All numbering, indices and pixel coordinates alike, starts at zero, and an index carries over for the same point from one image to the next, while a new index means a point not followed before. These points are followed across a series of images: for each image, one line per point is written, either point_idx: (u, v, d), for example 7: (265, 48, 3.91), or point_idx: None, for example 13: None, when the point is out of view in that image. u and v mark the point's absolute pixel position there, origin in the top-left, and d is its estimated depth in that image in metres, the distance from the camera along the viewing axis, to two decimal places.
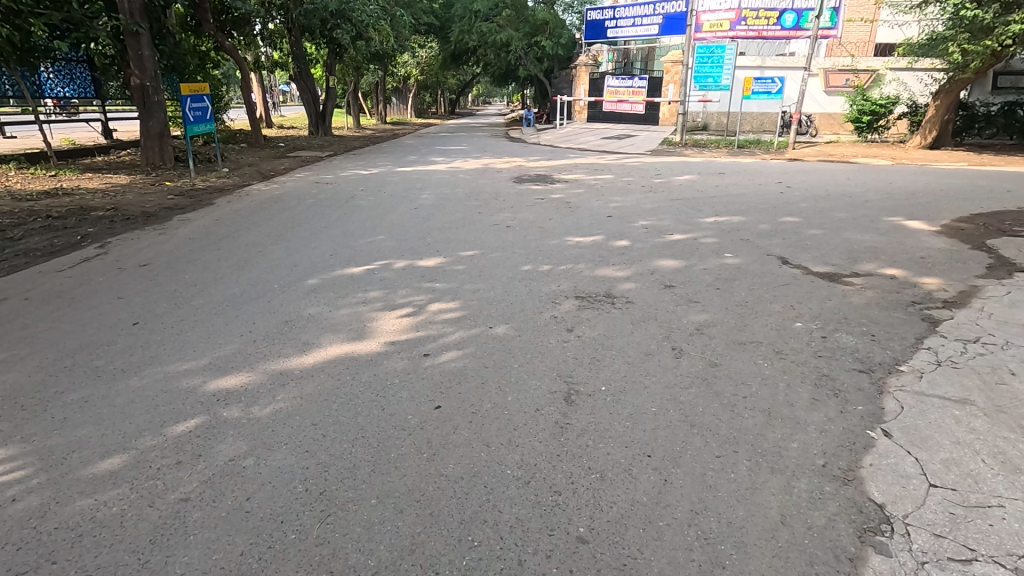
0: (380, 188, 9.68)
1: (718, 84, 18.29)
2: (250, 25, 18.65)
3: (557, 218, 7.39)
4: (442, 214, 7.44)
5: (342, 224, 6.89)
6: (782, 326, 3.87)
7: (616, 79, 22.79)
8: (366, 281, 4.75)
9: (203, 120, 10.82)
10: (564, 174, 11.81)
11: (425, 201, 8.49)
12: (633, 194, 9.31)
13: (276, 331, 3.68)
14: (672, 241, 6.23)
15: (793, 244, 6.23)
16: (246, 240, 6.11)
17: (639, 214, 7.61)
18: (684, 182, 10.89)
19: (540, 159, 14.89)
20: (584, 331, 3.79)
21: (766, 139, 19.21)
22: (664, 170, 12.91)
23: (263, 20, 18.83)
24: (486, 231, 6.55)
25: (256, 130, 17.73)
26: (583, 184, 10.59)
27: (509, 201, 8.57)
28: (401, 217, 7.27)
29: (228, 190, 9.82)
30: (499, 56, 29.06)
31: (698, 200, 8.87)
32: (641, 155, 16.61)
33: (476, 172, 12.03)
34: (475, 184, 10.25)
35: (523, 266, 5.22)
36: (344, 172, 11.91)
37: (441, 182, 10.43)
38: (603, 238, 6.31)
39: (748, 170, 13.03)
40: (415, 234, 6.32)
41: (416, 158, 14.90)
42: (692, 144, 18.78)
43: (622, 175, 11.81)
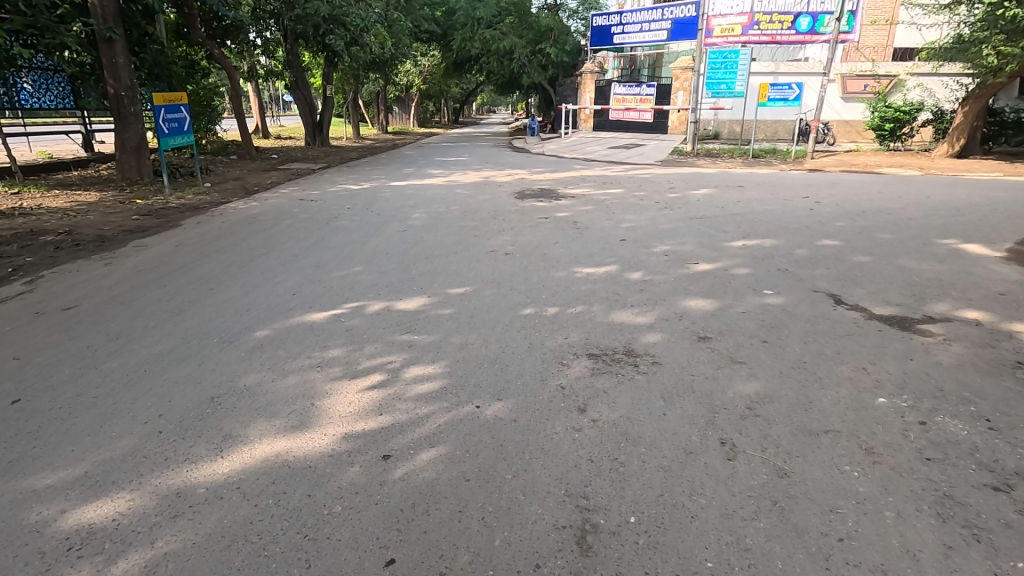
0: (369, 205, 8.84)
1: (732, 91, 17.20)
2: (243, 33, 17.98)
3: (562, 242, 6.50)
4: (433, 238, 6.57)
5: (317, 251, 6.01)
6: (862, 404, 2.94)
7: (623, 87, 21.96)
8: (330, 332, 3.85)
9: (179, 132, 10.02)
10: (570, 188, 10.93)
11: (417, 221, 7.63)
12: (647, 212, 8.40)
13: (191, 416, 2.78)
14: (698, 273, 5.32)
15: (841, 275, 5.32)
16: (200, 273, 5.24)
17: (656, 237, 6.71)
18: (701, 197, 9.98)
19: (543, 170, 14.03)
20: (600, 412, 2.88)
21: (782, 148, 18.29)
22: (677, 183, 12.04)
23: (257, 28, 18.17)
24: (482, 259, 5.66)
25: (247, 141, 16.97)
26: (590, 199, 9.72)
27: (510, 221, 7.70)
28: (386, 241, 6.41)
29: (202, 209, 8.98)
30: (501, 64, 28.30)
31: (720, 218, 7.96)
32: (650, 165, 15.74)
33: (475, 186, 11.17)
34: (473, 201, 9.38)
35: (523, 309, 4.31)
36: (333, 187, 11.08)
37: (436, 198, 9.58)
38: (617, 269, 5.40)
39: (767, 182, 12.15)
40: (399, 264, 5.43)
41: (413, 170, 14.07)
42: (704, 154, 17.88)
43: (632, 189, 10.94)
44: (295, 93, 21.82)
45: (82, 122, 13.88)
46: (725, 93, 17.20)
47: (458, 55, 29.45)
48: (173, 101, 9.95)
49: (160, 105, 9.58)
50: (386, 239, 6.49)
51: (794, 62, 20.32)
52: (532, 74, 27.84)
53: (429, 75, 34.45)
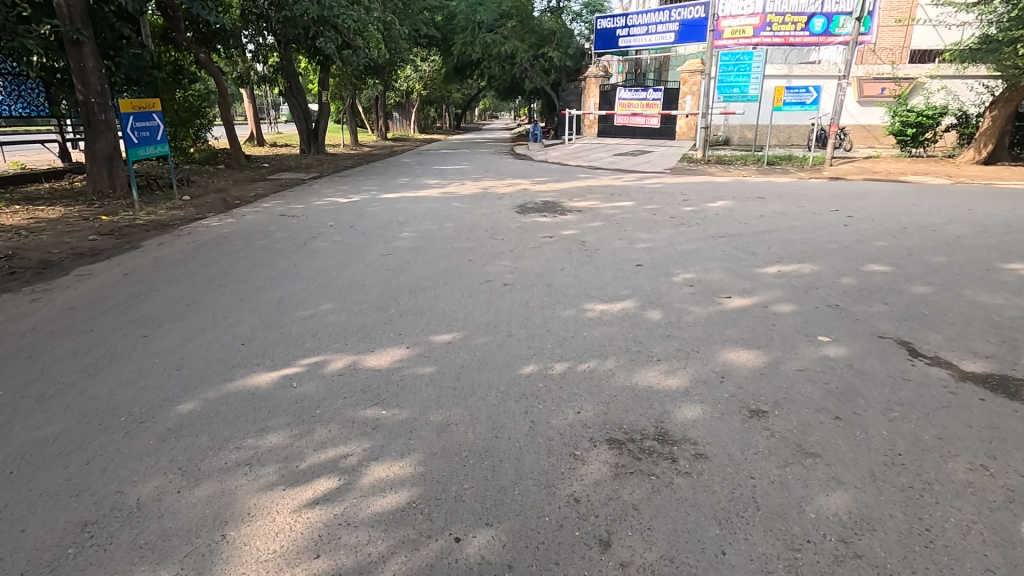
0: (354, 222, 8.01)
1: (745, 94, 16.39)
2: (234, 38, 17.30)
3: (570, 268, 5.66)
4: (422, 264, 5.74)
5: (285, 281, 5.17)
6: (1003, 536, 2.07)
7: (629, 91, 21.17)
8: (274, 403, 3.00)
9: (150, 143, 9.22)
10: (576, 200, 10.10)
11: (406, 241, 6.80)
12: (661, 229, 7.56)
13: (44, 562, 1.94)
14: (733, 310, 4.45)
15: (904, 312, 4.44)
16: (138, 312, 4.40)
17: (677, 261, 5.87)
18: (719, 210, 9.13)
19: (547, 180, 13.20)
20: (633, 553, 2.01)
21: (798, 154, 17.46)
22: (689, 193, 11.21)
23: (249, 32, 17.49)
24: (475, 293, 4.82)
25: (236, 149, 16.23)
26: (598, 213, 8.89)
27: (511, 241, 6.87)
28: (367, 268, 5.57)
29: (172, 226, 8.17)
30: (503, 68, 27.55)
31: (745, 237, 7.11)
32: (660, 174, 14.91)
33: (472, 198, 10.35)
34: (471, 216, 8.54)
35: (523, 366, 3.47)
36: (320, 200, 10.27)
37: (430, 213, 8.77)
38: (635, 305, 4.54)
39: (785, 192, 11.32)
40: (377, 301, 4.59)
41: (407, 180, 13.26)
42: (716, 161, 17.03)
43: (642, 201, 10.11)
44: (290, 99, 21.11)
45: (58, 131, 13.13)
46: (737, 97, 16.37)
47: (459, 60, 28.72)
48: (144, 109, 9.15)
49: (128, 113, 8.77)
50: (369, 266, 5.66)
51: (807, 65, 19.59)
52: (535, 79, 27.09)
53: (430, 80, 33.78)
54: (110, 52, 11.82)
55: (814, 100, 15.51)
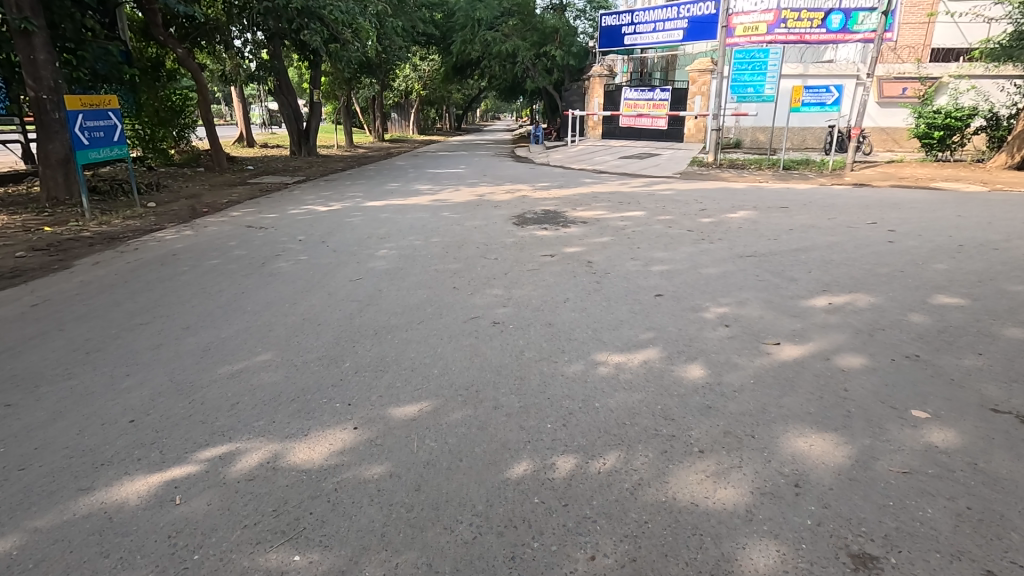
0: (328, 235, 7.03)
1: (760, 95, 15.30)
2: (220, 35, 16.35)
3: (574, 299, 4.67)
4: (396, 293, 4.75)
5: (223, 317, 4.18)
6: None
7: (635, 91, 20.23)
8: (136, 539, 2.00)
9: (103, 144, 8.27)
10: (581, 210, 9.11)
11: (383, 261, 5.82)
12: (679, 246, 6.57)
13: None
14: (786, 364, 3.45)
15: (1009, 368, 3.42)
16: (19, 364, 3.42)
17: (705, 291, 4.87)
18: (742, 222, 8.13)
19: (550, 185, 12.21)
20: None
21: (816, 158, 16.45)
22: (704, 201, 10.22)
23: (236, 31, 16.60)
24: (457, 337, 3.82)
25: (218, 151, 15.29)
26: (605, 226, 7.91)
27: (506, 262, 5.88)
28: (329, 299, 4.59)
29: (121, 239, 7.20)
30: (504, 68, 26.58)
31: (778, 257, 6.11)
32: (669, 179, 13.92)
33: (466, 206, 9.38)
34: (463, 228, 7.57)
35: (511, 464, 2.47)
36: (297, 208, 9.28)
37: (416, 224, 7.81)
38: (659, 357, 3.54)
39: (809, 200, 10.31)
40: (331, 349, 3.60)
41: (397, 185, 12.28)
42: (729, 165, 16.03)
43: (654, 211, 9.11)
44: (280, 99, 20.15)
45: (21, 131, 12.17)
46: (752, 97, 15.29)
47: (458, 60, 27.71)
48: (97, 106, 8.16)
49: (76, 111, 7.78)
50: (332, 295, 4.68)
51: (823, 64, 18.60)
52: (537, 78, 26.08)
53: (429, 80, 32.86)
54: (71, 45, 10.85)
55: (835, 101, 14.42)
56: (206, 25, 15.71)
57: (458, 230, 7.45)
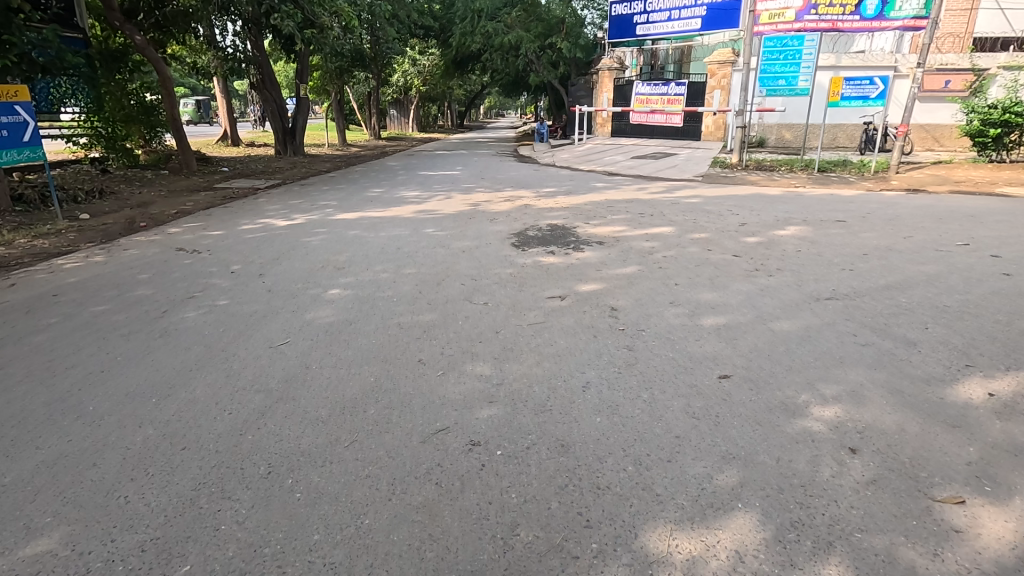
0: (271, 265, 5.46)
1: (793, 87, 13.54)
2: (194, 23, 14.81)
3: (598, 387, 3.07)
4: (334, 374, 3.18)
5: (33, 431, 2.61)
6: None
7: (647, 84, 19.00)
8: None
9: (5, 144, 6.72)
10: (595, 225, 7.50)
11: (331, 307, 4.26)
12: (730, 282, 4.95)
13: None
14: (1006, 571, 1.85)
15: None
16: None
17: (793, 369, 3.26)
18: (797, 243, 6.52)
19: (557, 191, 10.62)
20: None
21: (854, 159, 14.75)
22: (741, 212, 8.62)
23: (213, 22, 15.12)
24: (408, 485, 2.25)
25: (186, 151, 13.76)
26: (626, 247, 6.32)
27: (499, 308, 4.30)
28: (222, 388, 3.01)
29: (9, 266, 5.65)
30: (506, 61, 24.88)
31: (870, 301, 4.50)
32: (692, 183, 12.28)
33: (456, 220, 7.80)
34: (448, 253, 6.01)
35: None
36: (252, 223, 7.70)
37: (390, 246, 6.25)
38: (765, 548, 1.94)
39: (866, 210, 8.68)
40: (176, 524, 2.03)
41: (381, 191, 10.68)
42: (756, 166, 14.38)
43: (684, 226, 7.50)
44: (262, 94, 18.59)
45: None
46: (783, 90, 13.61)
47: (458, 53, 26.06)
48: None
49: None
50: (234, 378, 3.11)
51: (857, 54, 16.84)
52: (541, 72, 24.37)
53: (429, 75, 31.33)
54: None
55: (880, 94, 12.69)
56: (177, 11, 14.17)
57: (442, 255, 5.90)
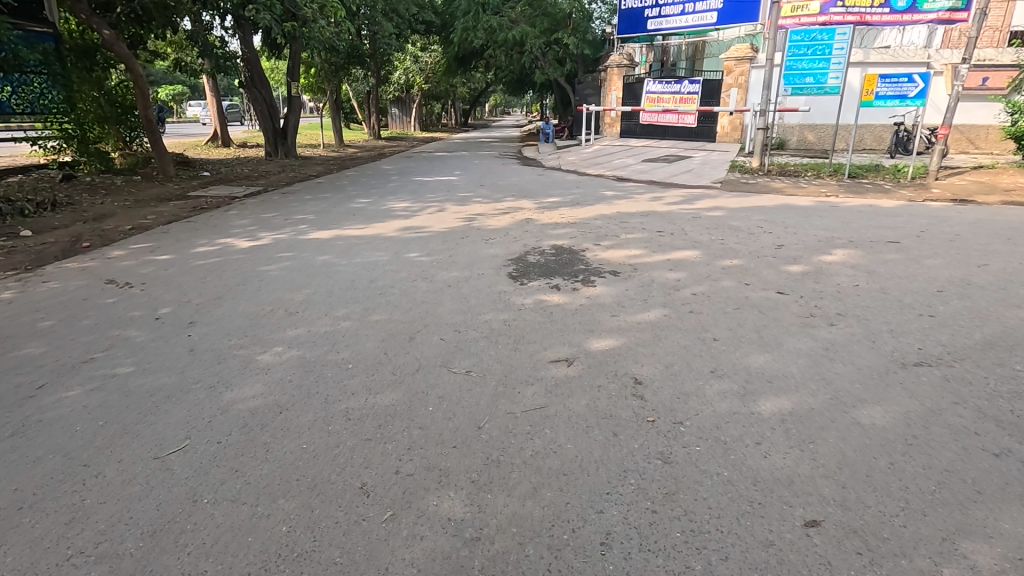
0: (208, 307, 4.42)
1: (821, 85, 12.38)
2: (178, 20, 13.89)
3: (623, 551, 2.02)
4: (229, 519, 2.13)
5: None
6: None
7: (659, 83, 17.93)
8: None
9: None
10: (608, 247, 6.45)
11: (263, 381, 3.22)
12: (784, 337, 3.89)
13: None
14: None
15: None
16: None
17: (912, 509, 2.21)
18: (853, 274, 5.45)
19: (563, 201, 9.55)
20: None
21: (887, 163, 13.63)
22: (773, 229, 7.56)
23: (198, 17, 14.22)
24: None
25: (162, 155, 12.76)
26: (645, 279, 5.27)
27: (487, 382, 3.25)
28: (49, 553, 1.97)
29: None
30: (510, 57, 23.70)
31: (977, 369, 3.41)
32: (712, 192, 11.21)
33: (446, 240, 6.76)
34: (431, 288, 4.97)
35: None
36: (210, 244, 6.68)
37: (363, 278, 5.23)
38: None
39: (917, 226, 7.58)
40: None
41: (368, 202, 9.63)
42: (779, 171, 13.28)
43: (710, 249, 6.44)
44: (251, 93, 17.53)
45: None
46: (811, 89, 12.43)
47: (460, 49, 24.91)
48: None
49: None
50: (77, 528, 2.08)
51: (886, 49, 15.72)
52: (547, 69, 23.19)
53: (431, 72, 30.33)
54: None
55: (919, 93, 11.50)
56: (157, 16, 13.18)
57: (423, 292, 4.86)
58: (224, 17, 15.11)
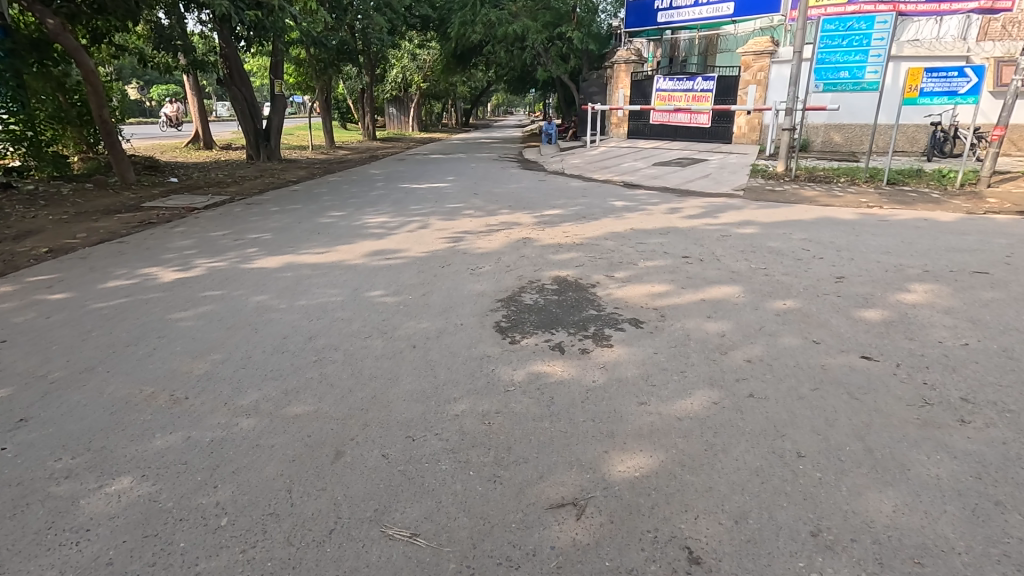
0: (65, 387, 3.12)
1: (858, 80, 11.04)
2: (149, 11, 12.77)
3: None
4: None
5: None
6: None
7: (669, 79, 16.59)
8: None
9: None
10: (625, 280, 5.14)
11: (61, 564, 1.92)
12: (903, 451, 2.57)
13: None
14: None
15: None
16: None
17: None
18: (954, 323, 4.11)
19: (567, 214, 8.23)
20: None
21: (927, 168, 12.29)
22: (821, 253, 6.22)
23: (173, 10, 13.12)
24: None
25: (121, 160, 11.49)
26: (678, 334, 3.95)
27: (440, 565, 1.95)
28: None
29: None
30: (511, 54, 22.34)
31: None
32: (736, 201, 9.87)
33: (422, 270, 5.44)
34: (388, 349, 3.65)
35: None
36: (128, 275, 5.37)
37: (303, 332, 3.93)
38: None
39: (997, 249, 6.24)
40: None
41: (341, 215, 8.31)
42: (807, 177, 11.89)
43: (753, 284, 5.10)
44: (231, 90, 16.37)
45: None
46: (846, 84, 11.12)
47: (458, 46, 23.54)
48: None
49: None
50: None
51: (920, 41, 14.43)
52: (550, 66, 21.86)
53: (429, 70, 29.03)
54: None
55: (972, 89, 10.19)
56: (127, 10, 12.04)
57: (375, 356, 3.55)
58: (203, 11, 14.01)
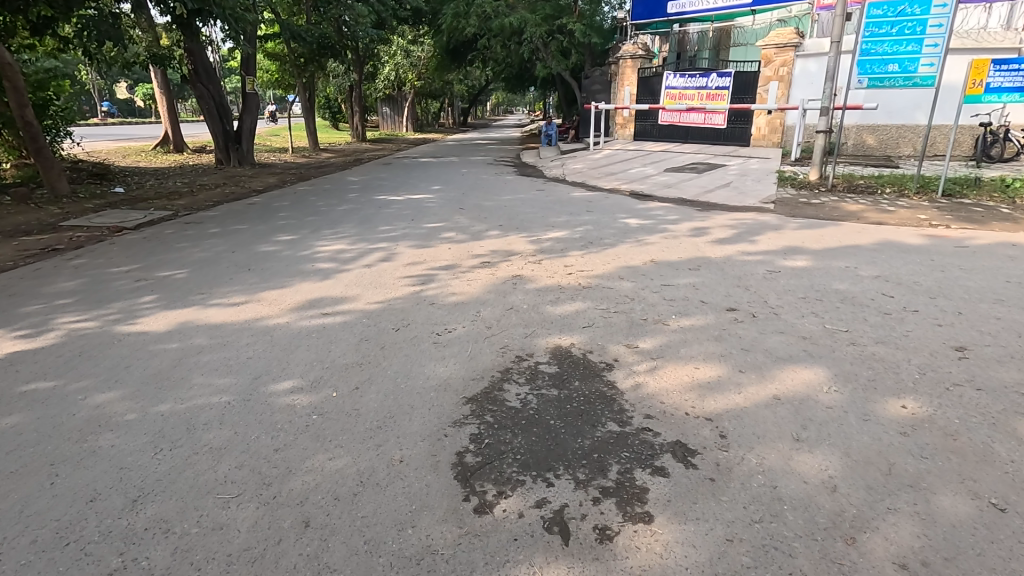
0: None
1: (910, 75, 9.43)
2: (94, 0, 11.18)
3: None
4: None
5: None
6: None
7: (680, 76, 15.05)
8: None
9: None
10: (655, 356, 3.58)
11: None
12: None
13: None
14: None
15: None
16: None
17: None
18: None
19: (569, 238, 6.66)
20: None
21: (980, 175, 10.76)
22: (912, 302, 4.63)
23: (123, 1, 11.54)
24: None
25: (53, 169, 10.01)
26: (760, 488, 2.35)
27: None
28: None
29: None
30: (508, 49, 20.40)
31: None
32: (772, 218, 8.29)
33: (366, 336, 3.86)
34: (258, 537, 2.07)
35: None
36: None
37: (132, 484, 2.34)
38: None
39: None
40: None
41: (290, 239, 6.74)
42: (845, 186, 10.30)
43: (843, 364, 3.51)
44: (196, 88, 14.79)
45: None
46: (895, 81, 9.56)
47: (450, 40, 21.92)
48: None
49: None
50: None
51: (966, 32, 12.82)
52: (549, 62, 19.97)
53: (422, 68, 27.48)
54: None
55: None
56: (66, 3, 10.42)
57: (229, 563, 1.97)
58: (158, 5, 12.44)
